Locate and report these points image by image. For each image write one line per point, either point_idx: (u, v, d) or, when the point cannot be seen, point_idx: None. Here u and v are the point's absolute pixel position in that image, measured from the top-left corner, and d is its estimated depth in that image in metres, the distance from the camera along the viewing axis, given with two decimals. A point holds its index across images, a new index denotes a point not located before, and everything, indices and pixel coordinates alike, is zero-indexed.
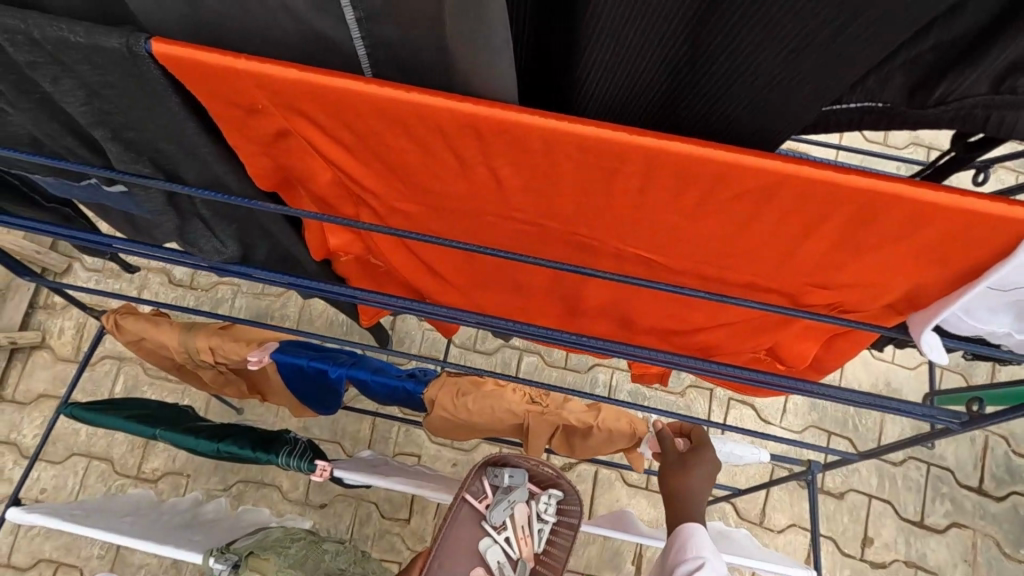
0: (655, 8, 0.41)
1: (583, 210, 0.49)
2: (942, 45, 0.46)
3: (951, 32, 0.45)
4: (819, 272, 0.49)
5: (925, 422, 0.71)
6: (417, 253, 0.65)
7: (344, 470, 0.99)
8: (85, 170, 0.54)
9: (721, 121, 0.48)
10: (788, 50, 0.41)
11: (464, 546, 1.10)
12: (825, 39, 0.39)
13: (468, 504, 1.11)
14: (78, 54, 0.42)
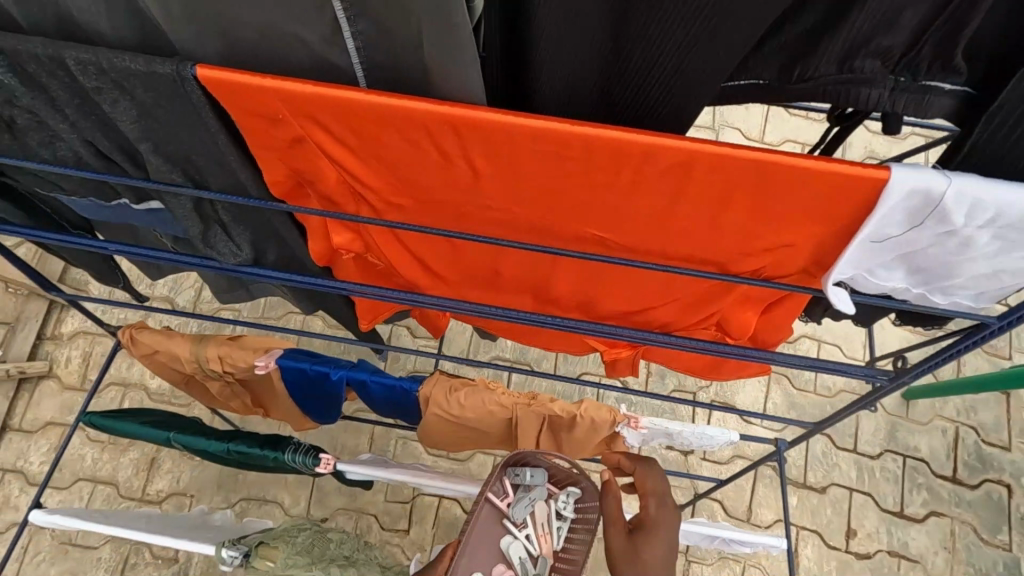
0: (582, 23, 0.53)
1: (542, 194, 0.59)
2: (799, 35, 0.62)
3: (802, 26, 0.61)
4: (742, 240, 0.59)
5: (865, 382, 0.81)
6: (408, 250, 0.75)
7: (348, 463, 1.08)
8: (128, 180, 0.64)
9: (646, 108, 0.60)
10: (686, 49, 0.53)
11: (487, 544, 1.08)
12: (713, 38, 0.51)
13: (490, 503, 1.08)
14: (139, 81, 0.53)
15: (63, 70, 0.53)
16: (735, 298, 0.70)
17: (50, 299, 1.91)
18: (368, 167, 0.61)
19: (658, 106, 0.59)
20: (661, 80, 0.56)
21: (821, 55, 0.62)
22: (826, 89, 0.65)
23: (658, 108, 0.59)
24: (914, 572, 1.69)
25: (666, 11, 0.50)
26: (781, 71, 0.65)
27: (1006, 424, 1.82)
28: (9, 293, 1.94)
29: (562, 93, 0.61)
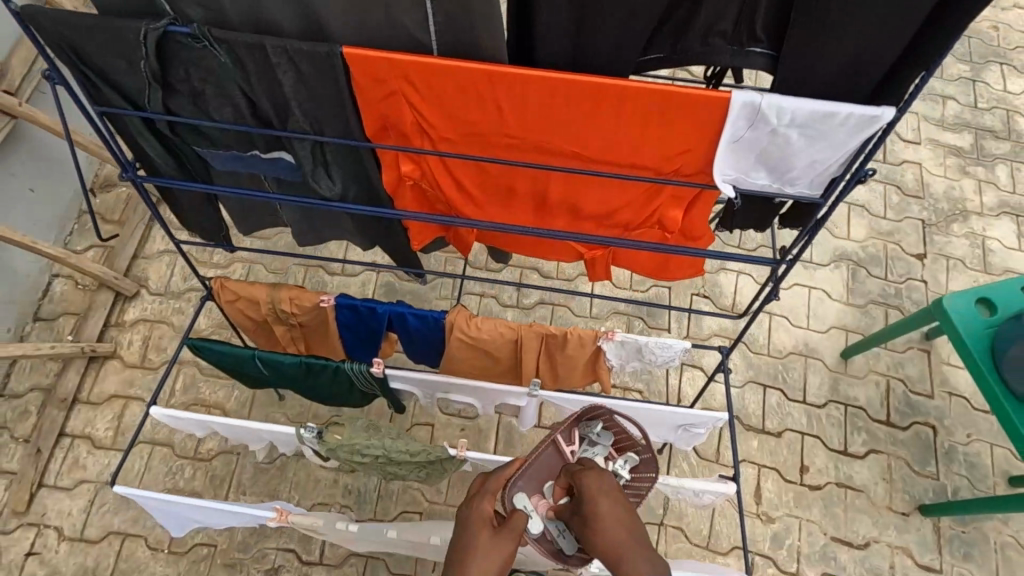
0: (553, 16, 0.85)
1: (540, 124, 0.96)
2: (679, 19, 0.90)
3: (681, 13, 0.89)
4: (664, 149, 0.96)
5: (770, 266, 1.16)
6: (452, 177, 1.11)
7: (394, 370, 1.45)
8: (277, 129, 1.00)
9: (600, 72, 0.94)
10: (619, 32, 0.87)
11: (542, 480, 1.14)
12: (634, 23, 0.85)
13: (556, 447, 1.17)
14: (307, 58, 0.91)
15: (261, 53, 0.91)
16: (668, 197, 1.07)
17: (116, 291, 2.23)
18: (432, 112, 0.98)
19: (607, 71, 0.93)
20: (605, 52, 0.89)
21: (690, 35, 0.92)
22: (696, 59, 0.94)
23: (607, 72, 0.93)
24: (859, 500, 1.99)
25: (601, 8, 0.83)
26: (670, 49, 0.94)
27: (928, 376, 2.17)
28: (79, 288, 2.26)
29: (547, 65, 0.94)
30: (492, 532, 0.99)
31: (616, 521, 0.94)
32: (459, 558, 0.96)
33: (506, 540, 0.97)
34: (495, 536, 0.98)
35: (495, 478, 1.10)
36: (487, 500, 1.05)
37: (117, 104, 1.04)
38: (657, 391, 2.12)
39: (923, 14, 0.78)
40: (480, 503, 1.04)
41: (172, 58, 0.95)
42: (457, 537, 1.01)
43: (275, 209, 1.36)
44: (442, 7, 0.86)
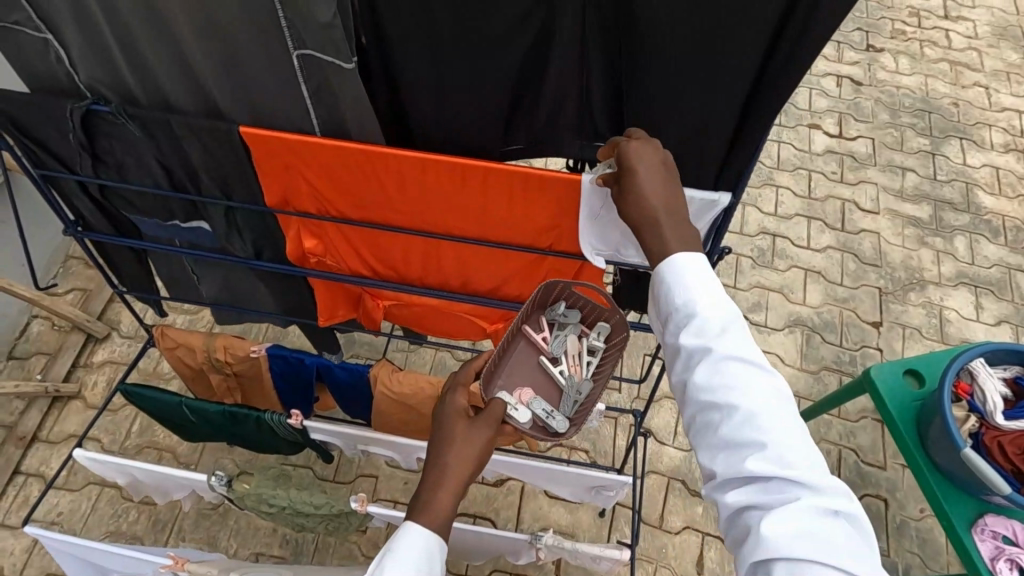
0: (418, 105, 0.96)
1: (420, 197, 1.04)
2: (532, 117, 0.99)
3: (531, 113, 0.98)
4: (535, 224, 1.04)
5: None
6: (351, 247, 1.19)
7: (314, 421, 1.49)
8: (187, 196, 1.10)
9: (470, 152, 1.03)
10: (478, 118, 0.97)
11: (522, 370, 1.19)
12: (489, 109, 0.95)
13: (526, 340, 1.19)
14: (209, 136, 1.01)
15: (167, 128, 1.01)
16: (550, 269, 1.14)
17: (87, 333, 2.33)
18: (323, 186, 1.07)
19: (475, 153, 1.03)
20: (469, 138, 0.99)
21: (542, 127, 1.00)
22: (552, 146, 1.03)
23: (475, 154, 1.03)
24: None
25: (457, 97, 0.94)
26: (527, 137, 1.03)
27: (881, 447, 2.14)
28: (54, 329, 2.36)
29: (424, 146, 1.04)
30: (470, 421, 1.01)
31: (659, 190, 0.85)
32: (438, 450, 0.98)
33: (479, 429, 0.99)
34: (472, 426, 1.00)
35: (466, 371, 1.09)
36: (462, 393, 1.06)
37: (52, 166, 1.16)
38: (603, 451, 2.13)
39: (735, 110, 0.87)
40: (454, 395, 1.04)
41: (95, 130, 1.07)
42: (434, 430, 1.02)
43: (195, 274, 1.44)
44: (320, 103, 0.95)
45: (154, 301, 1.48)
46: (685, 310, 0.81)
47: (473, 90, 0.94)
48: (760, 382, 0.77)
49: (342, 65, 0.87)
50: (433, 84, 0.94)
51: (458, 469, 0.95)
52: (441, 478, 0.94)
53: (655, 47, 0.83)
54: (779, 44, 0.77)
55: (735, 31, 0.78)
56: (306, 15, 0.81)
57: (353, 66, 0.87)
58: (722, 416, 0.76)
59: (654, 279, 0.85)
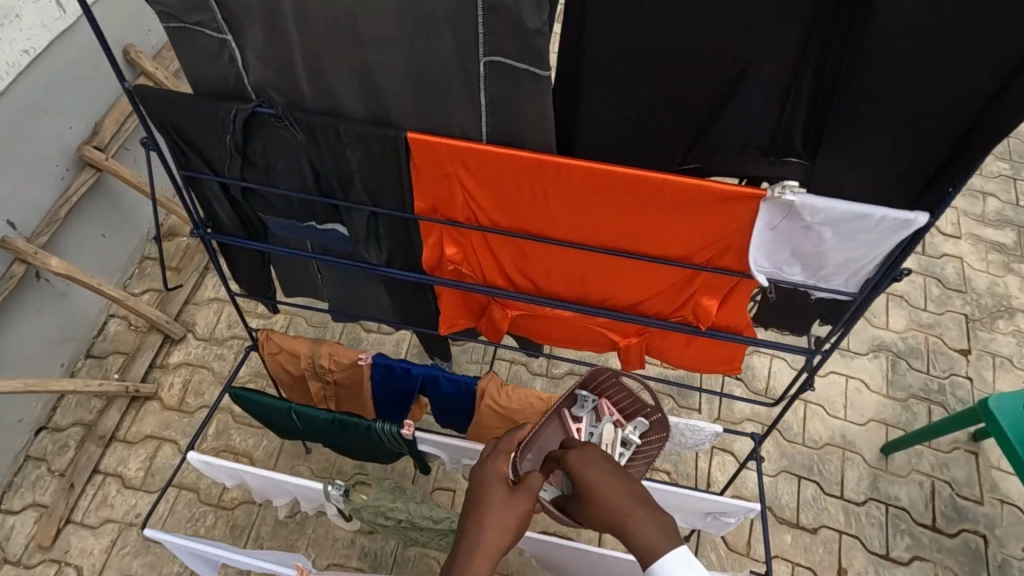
0: (609, 110, 0.98)
1: (579, 209, 1.02)
2: (715, 137, 0.99)
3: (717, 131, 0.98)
4: (697, 239, 1.01)
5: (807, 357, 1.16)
6: (491, 255, 1.18)
7: (423, 433, 1.47)
8: (338, 201, 1.10)
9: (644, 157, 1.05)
10: (666, 122, 0.99)
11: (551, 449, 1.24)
12: (679, 116, 0.97)
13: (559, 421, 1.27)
14: (374, 142, 1.01)
15: (333, 131, 1.01)
16: (699, 285, 1.11)
17: (165, 334, 2.34)
18: (478, 194, 1.06)
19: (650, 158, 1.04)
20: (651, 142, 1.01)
21: (721, 153, 1.01)
22: (726, 171, 1.03)
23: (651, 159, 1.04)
24: None
25: (653, 104, 0.96)
26: (704, 160, 1.03)
27: (977, 480, 2.06)
28: (132, 329, 2.38)
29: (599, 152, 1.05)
30: (510, 490, 1.02)
31: (614, 479, 0.96)
32: (475, 520, 0.99)
33: (519, 501, 1.00)
34: (512, 496, 1.01)
35: (509, 438, 1.11)
36: (502, 461, 1.07)
37: (199, 168, 1.16)
38: (685, 473, 2.08)
39: (947, 139, 0.87)
40: (494, 461, 1.06)
41: (254, 131, 1.07)
42: (473, 494, 1.04)
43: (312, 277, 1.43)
44: (495, 112, 0.94)
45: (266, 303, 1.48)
46: None
47: (667, 106, 0.96)
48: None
49: (537, 73, 0.85)
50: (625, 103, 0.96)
51: (495, 540, 0.97)
52: (477, 549, 0.96)
53: (875, 77, 0.84)
54: (1017, 80, 0.78)
55: (972, 63, 0.79)
56: (514, 23, 0.80)
57: (548, 73, 0.86)
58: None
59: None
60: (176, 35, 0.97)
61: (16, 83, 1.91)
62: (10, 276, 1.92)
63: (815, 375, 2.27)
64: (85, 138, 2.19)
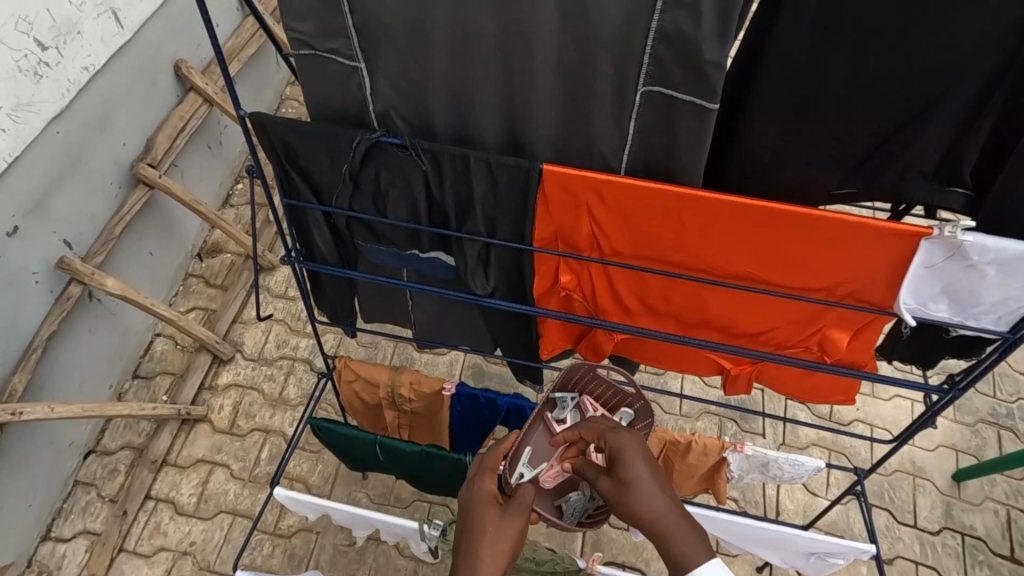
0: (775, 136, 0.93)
1: (716, 243, 0.98)
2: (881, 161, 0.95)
3: (886, 156, 0.94)
4: (839, 273, 0.98)
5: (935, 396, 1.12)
6: (608, 284, 1.14)
7: None
8: (456, 233, 1.06)
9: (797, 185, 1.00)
10: (833, 149, 0.94)
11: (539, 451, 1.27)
12: (849, 142, 0.93)
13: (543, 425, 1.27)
14: (506, 173, 0.96)
15: (463, 162, 0.97)
16: (830, 320, 1.07)
17: (214, 354, 2.28)
18: (606, 226, 1.02)
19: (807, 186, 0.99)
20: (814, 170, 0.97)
21: (885, 176, 0.97)
22: (884, 194, 0.99)
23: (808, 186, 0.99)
24: None
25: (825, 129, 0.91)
26: (862, 185, 0.99)
27: None
28: (179, 348, 2.33)
29: (750, 178, 1.00)
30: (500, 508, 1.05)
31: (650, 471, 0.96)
32: (468, 541, 1.00)
33: (511, 521, 1.02)
34: (505, 515, 1.03)
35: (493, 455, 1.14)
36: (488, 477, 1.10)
37: (305, 197, 1.11)
38: (753, 500, 2.02)
39: None
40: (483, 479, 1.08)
41: (373, 159, 1.03)
42: (465, 518, 1.05)
43: (401, 302, 1.39)
44: (642, 143, 0.90)
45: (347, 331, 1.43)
46: None
47: (837, 133, 0.92)
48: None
49: (705, 106, 0.81)
50: (799, 128, 0.92)
51: (492, 564, 0.98)
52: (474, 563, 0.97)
53: None
54: None
55: None
56: (691, 55, 0.76)
57: (717, 106, 0.80)
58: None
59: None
60: (304, 62, 0.93)
61: (75, 101, 1.87)
62: (66, 297, 1.87)
63: (880, 399, 2.21)
64: (138, 155, 2.14)
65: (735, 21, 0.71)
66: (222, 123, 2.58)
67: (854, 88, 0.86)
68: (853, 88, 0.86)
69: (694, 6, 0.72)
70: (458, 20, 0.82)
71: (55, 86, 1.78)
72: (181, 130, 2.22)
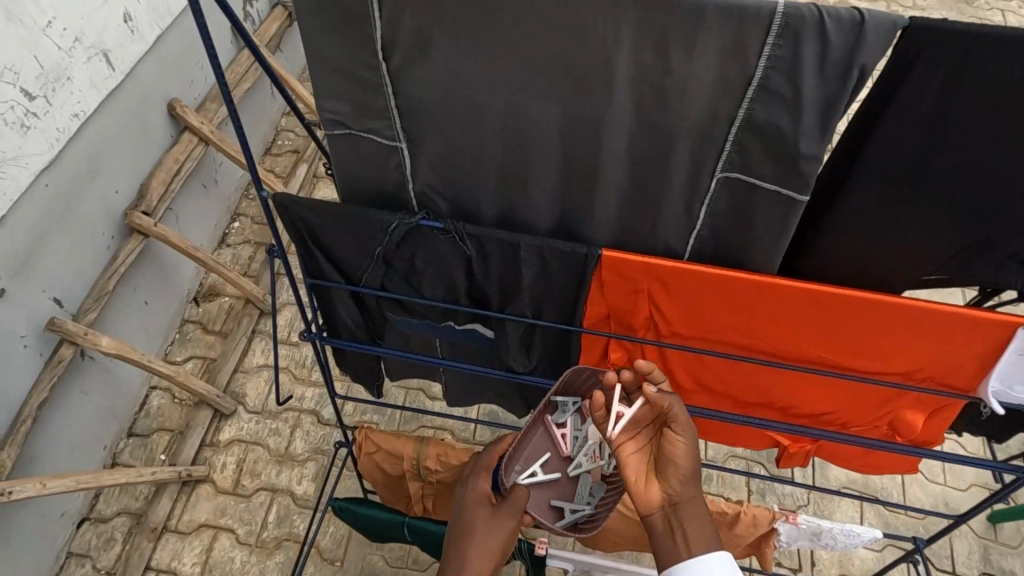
0: (860, 218, 0.86)
1: (787, 326, 0.91)
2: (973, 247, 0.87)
3: (980, 243, 0.86)
4: (919, 356, 0.91)
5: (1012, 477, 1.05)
6: (662, 362, 1.06)
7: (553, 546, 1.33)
8: (501, 315, 0.97)
9: (879, 266, 0.92)
10: (921, 231, 0.86)
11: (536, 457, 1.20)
12: (939, 225, 0.85)
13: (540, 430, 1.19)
14: (560, 258, 0.88)
15: (512, 250, 0.88)
16: (903, 399, 1.00)
17: (214, 409, 2.15)
18: (667, 309, 0.94)
19: (889, 268, 0.92)
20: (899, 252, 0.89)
21: (980, 263, 0.89)
22: (975, 279, 0.91)
23: (890, 268, 0.92)
24: None
25: (917, 210, 0.84)
26: (948, 268, 0.91)
27: None
28: (177, 402, 2.19)
29: (828, 260, 0.93)
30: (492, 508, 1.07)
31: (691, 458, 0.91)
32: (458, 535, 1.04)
33: (501, 521, 1.04)
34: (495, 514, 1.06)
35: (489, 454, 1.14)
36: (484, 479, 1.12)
37: (331, 277, 1.00)
38: (787, 550, 1.94)
39: None
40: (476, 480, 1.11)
41: (409, 242, 0.93)
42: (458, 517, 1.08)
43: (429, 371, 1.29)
44: (711, 226, 0.83)
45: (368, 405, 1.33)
46: None
47: (927, 215, 0.84)
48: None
49: (795, 198, 0.74)
50: (882, 213, 0.85)
51: (481, 564, 1.00)
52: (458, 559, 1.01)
53: None
54: None
55: None
56: (784, 148, 0.69)
57: (807, 198, 0.74)
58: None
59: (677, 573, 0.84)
60: (337, 143, 0.84)
61: (64, 151, 1.74)
62: (57, 360, 1.74)
63: None
64: (130, 202, 2.01)
65: (838, 119, 0.65)
66: (217, 160, 2.46)
67: (948, 170, 0.79)
68: (948, 169, 0.79)
69: (794, 101, 0.65)
70: (520, 107, 0.73)
71: (44, 137, 1.65)
72: (177, 173, 2.09)
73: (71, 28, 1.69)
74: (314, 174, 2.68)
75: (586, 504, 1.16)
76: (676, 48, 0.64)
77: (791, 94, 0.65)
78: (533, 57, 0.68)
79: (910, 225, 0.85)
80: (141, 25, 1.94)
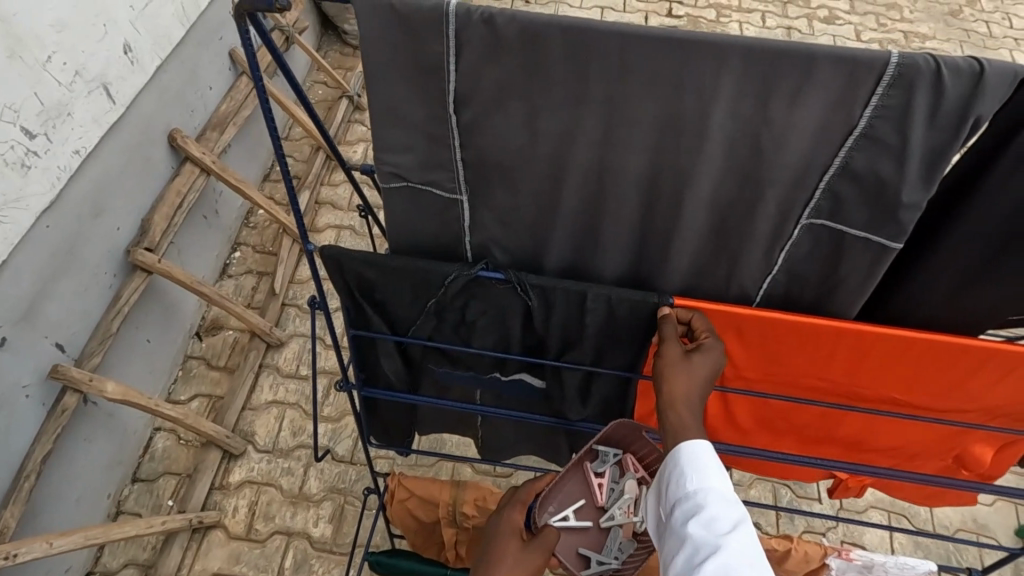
0: (947, 264, 0.85)
1: (861, 369, 0.88)
2: None
3: None
4: (995, 397, 0.89)
5: None
6: (725, 408, 1.03)
7: None
8: (562, 364, 0.94)
9: (961, 312, 0.91)
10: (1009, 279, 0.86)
11: (571, 501, 1.06)
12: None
13: (580, 473, 1.07)
14: (626, 306, 0.84)
15: (580, 299, 0.84)
16: (973, 436, 0.98)
17: (224, 450, 2.06)
18: (737, 355, 0.91)
19: (973, 314, 0.91)
20: (984, 300, 0.89)
21: None
22: None
23: (974, 314, 0.91)
24: None
25: (1006, 259, 0.83)
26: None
27: None
28: (183, 444, 2.10)
29: (907, 302, 0.92)
30: (523, 543, 0.93)
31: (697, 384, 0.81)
32: (485, 558, 0.92)
33: (532, 560, 0.90)
34: (525, 551, 0.91)
35: (528, 487, 1.02)
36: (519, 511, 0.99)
37: (378, 328, 0.95)
38: None
39: None
40: (511, 511, 0.99)
41: (468, 293, 0.89)
42: (487, 545, 0.95)
43: (468, 419, 1.24)
44: (787, 268, 0.86)
45: (401, 453, 1.27)
46: (694, 494, 0.73)
47: (1012, 262, 0.84)
48: (746, 545, 0.68)
49: (888, 246, 0.78)
50: (975, 259, 0.84)
51: None
52: None
53: None
54: None
55: None
56: (885, 195, 0.74)
57: (899, 246, 0.78)
58: (699, 556, 0.68)
59: (667, 458, 0.78)
60: (396, 195, 0.83)
61: (65, 190, 1.66)
62: (61, 410, 1.64)
63: None
64: (133, 239, 1.92)
65: (945, 166, 0.70)
66: (218, 190, 2.39)
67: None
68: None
69: (899, 149, 0.70)
70: (601, 159, 0.77)
71: (44, 176, 1.57)
72: (179, 207, 2.01)
73: (71, 63, 1.60)
74: (315, 201, 2.45)
75: (613, 559, 1.04)
76: (777, 101, 0.68)
77: (897, 143, 0.69)
78: (633, 114, 0.72)
79: (998, 269, 0.85)
80: (142, 55, 1.86)
